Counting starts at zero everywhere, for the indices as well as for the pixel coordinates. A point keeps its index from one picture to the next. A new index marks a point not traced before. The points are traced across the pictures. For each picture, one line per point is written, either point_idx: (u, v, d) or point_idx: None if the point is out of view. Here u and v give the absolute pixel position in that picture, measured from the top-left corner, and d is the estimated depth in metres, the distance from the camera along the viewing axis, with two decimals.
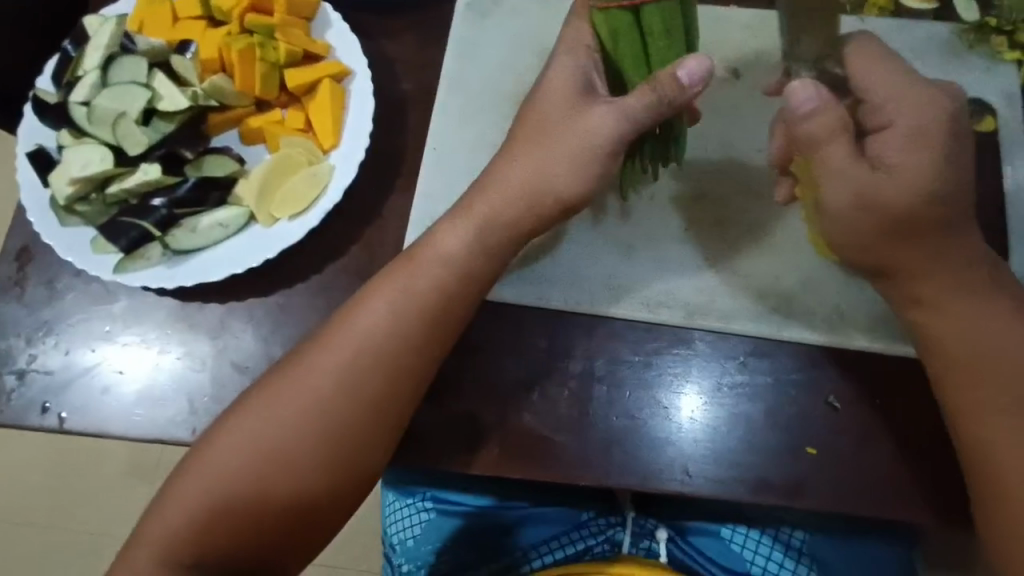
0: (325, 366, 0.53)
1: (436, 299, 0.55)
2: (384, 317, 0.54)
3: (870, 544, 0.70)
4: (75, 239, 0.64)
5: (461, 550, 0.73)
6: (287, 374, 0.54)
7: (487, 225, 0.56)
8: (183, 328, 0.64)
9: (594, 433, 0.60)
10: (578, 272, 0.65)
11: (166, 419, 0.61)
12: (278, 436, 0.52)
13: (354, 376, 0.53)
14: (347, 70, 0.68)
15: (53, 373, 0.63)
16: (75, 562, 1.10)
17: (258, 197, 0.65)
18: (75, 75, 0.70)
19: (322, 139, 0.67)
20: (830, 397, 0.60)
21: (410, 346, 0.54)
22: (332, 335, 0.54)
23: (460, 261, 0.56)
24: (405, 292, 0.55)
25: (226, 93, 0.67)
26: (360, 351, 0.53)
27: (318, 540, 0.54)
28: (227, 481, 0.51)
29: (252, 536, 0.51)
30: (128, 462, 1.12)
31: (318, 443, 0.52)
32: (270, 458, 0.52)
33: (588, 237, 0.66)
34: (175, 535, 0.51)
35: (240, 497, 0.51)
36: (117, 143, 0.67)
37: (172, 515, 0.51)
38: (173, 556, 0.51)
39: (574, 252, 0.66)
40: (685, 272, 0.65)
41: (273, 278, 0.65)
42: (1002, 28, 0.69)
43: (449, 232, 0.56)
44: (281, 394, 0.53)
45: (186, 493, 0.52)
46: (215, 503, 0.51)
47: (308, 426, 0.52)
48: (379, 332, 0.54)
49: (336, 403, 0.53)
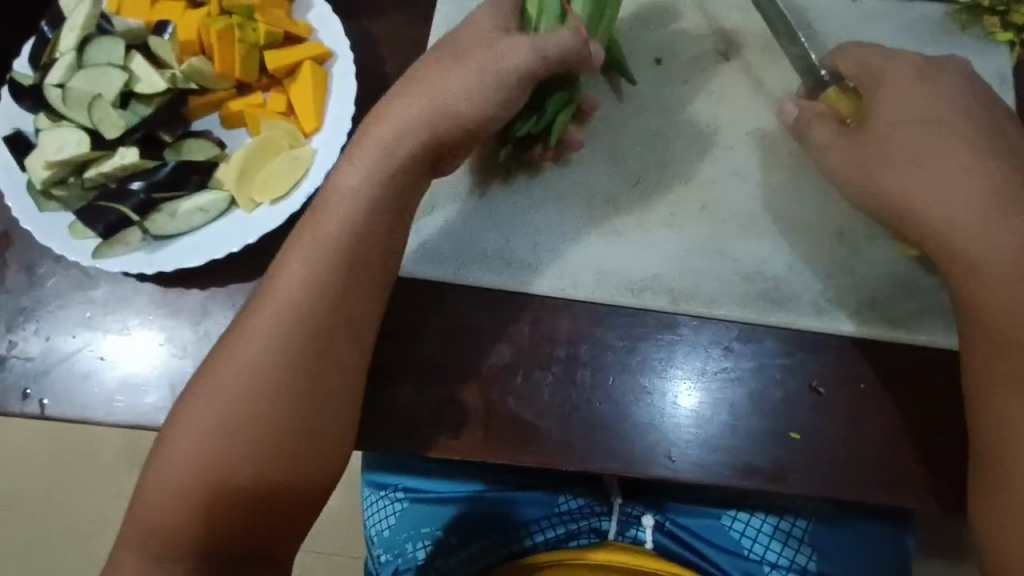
0: (270, 337, 0.51)
1: (377, 244, 0.55)
2: (313, 261, 0.53)
3: (849, 524, 0.72)
4: (52, 224, 0.63)
5: (440, 536, 0.75)
6: (238, 340, 0.52)
7: (387, 151, 0.55)
8: (164, 314, 0.64)
9: (577, 418, 0.59)
10: (489, 243, 0.65)
11: (149, 405, 0.61)
12: (241, 415, 0.50)
13: (313, 342, 0.52)
14: (329, 51, 0.67)
15: (34, 360, 0.63)
16: (71, 550, 1.11)
17: (238, 180, 0.64)
18: (52, 57, 0.68)
19: (304, 122, 0.66)
20: (814, 382, 0.60)
21: (343, 296, 0.53)
22: (267, 294, 0.53)
23: (370, 193, 0.55)
24: (339, 252, 0.53)
25: (204, 74, 0.66)
26: (313, 314, 0.52)
27: (305, 521, 0.53)
28: (201, 464, 0.49)
29: (239, 518, 0.50)
30: (125, 450, 1.12)
31: (278, 413, 0.50)
32: (230, 436, 0.50)
33: (505, 182, 0.66)
34: (151, 526, 0.49)
35: (217, 481, 0.49)
36: (93, 125, 0.65)
37: (148, 504, 0.50)
38: (152, 548, 0.49)
39: (504, 209, 0.66)
40: (656, 247, 0.64)
41: (254, 264, 0.64)
42: (995, 8, 0.68)
43: (349, 167, 0.55)
44: (238, 368, 0.51)
45: (160, 482, 0.50)
46: (190, 490, 0.49)
47: (260, 397, 0.50)
48: (336, 296, 0.53)
49: (296, 371, 0.51)
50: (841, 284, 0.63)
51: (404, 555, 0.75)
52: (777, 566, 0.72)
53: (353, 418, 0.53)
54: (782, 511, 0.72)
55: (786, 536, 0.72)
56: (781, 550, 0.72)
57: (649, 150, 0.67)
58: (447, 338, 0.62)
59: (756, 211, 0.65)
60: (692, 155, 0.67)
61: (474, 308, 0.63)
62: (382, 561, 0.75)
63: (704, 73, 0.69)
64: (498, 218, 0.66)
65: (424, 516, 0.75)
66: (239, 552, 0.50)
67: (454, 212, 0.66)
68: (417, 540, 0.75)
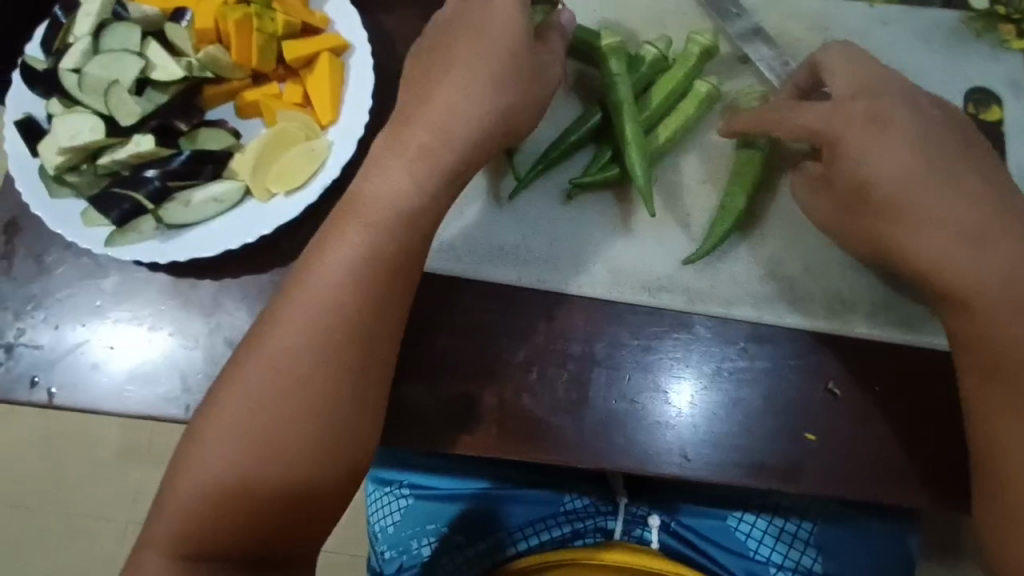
0: (293, 335, 0.51)
1: (406, 247, 0.54)
2: (341, 259, 0.53)
3: (853, 527, 0.72)
4: (63, 211, 0.62)
5: (446, 532, 0.74)
6: (261, 339, 0.52)
7: (416, 149, 0.55)
8: (176, 305, 0.63)
9: (592, 416, 0.59)
10: (509, 240, 0.65)
11: (159, 397, 0.60)
12: (263, 411, 0.50)
13: (335, 338, 0.51)
14: (347, 44, 0.67)
15: (42, 348, 0.62)
16: (63, 544, 1.09)
17: (254, 170, 0.64)
18: (65, 42, 0.68)
19: (320, 114, 0.65)
20: (829, 383, 0.60)
21: (367, 294, 0.52)
22: (296, 294, 0.52)
23: (401, 196, 0.54)
24: (366, 255, 0.53)
25: (221, 64, 0.66)
26: (339, 313, 0.52)
27: (329, 522, 0.52)
28: (227, 467, 0.49)
29: (262, 519, 0.49)
30: (121, 442, 1.11)
31: (300, 410, 0.50)
32: (251, 433, 0.49)
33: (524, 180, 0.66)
34: (174, 527, 0.49)
35: (242, 483, 0.49)
36: (108, 112, 0.65)
37: (172, 506, 0.49)
38: (177, 551, 0.49)
39: (520, 205, 0.66)
40: (673, 247, 0.65)
41: (266, 257, 0.64)
42: (1010, 16, 0.69)
43: (381, 177, 0.55)
44: (261, 366, 0.51)
45: (185, 482, 0.49)
46: (216, 489, 0.49)
47: (283, 394, 0.50)
48: (362, 294, 0.52)
49: (318, 368, 0.51)
50: (856, 285, 0.63)
51: (409, 552, 0.74)
52: (782, 567, 0.72)
53: (376, 417, 0.53)
54: (787, 512, 0.73)
55: (791, 537, 0.72)
56: (786, 551, 0.72)
57: (666, 149, 0.67)
58: (461, 334, 0.62)
59: (767, 215, 0.65)
60: (709, 156, 0.67)
61: (486, 302, 0.63)
62: (386, 559, 0.75)
63: (722, 75, 0.69)
64: (515, 215, 0.66)
65: (430, 512, 0.75)
66: (262, 551, 0.50)
67: (473, 208, 0.66)
68: (422, 537, 0.75)
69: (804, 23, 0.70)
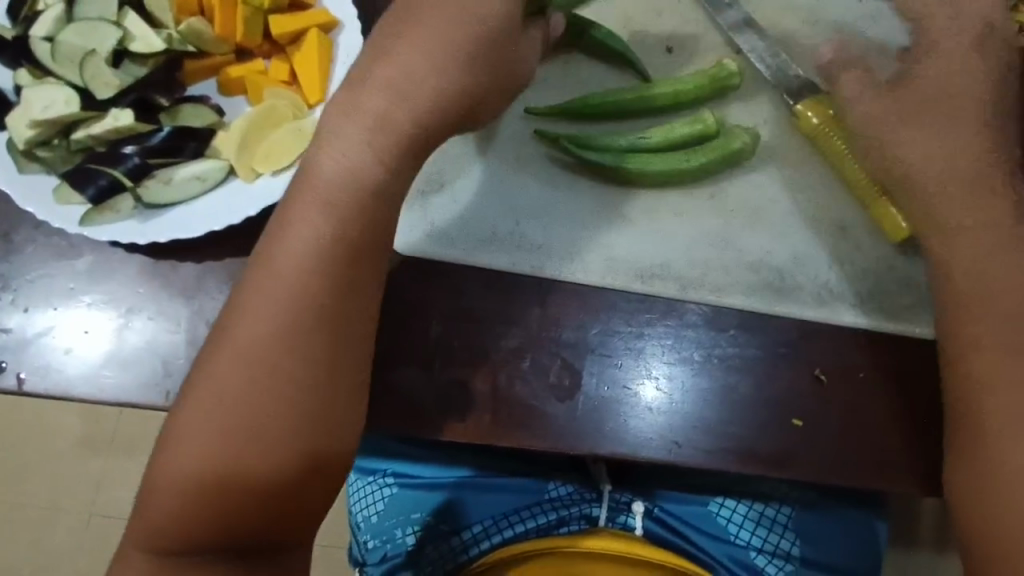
0: (295, 334, 0.49)
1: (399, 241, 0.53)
2: (310, 241, 0.51)
3: (830, 509, 0.74)
4: (33, 188, 0.59)
5: (430, 521, 0.73)
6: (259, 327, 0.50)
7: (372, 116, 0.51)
8: (155, 287, 0.61)
9: (584, 402, 0.59)
10: (452, 175, 0.66)
11: (137, 383, 0.58)
12: (250, 400, 0.48)
13: (311, 316, 0.50)
14: (337, 21, 0.65)
15: (10, 332, 0.59)
16: (21, 538, 1.04)
17: (238, 149, 0.61)
18: (35, 10, 0.65)
19: (308, 93, 0.63)
20: (816, 370, 0.61)
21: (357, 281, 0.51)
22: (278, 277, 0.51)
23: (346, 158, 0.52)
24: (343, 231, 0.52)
25: (204, 37, 0.64)
26: (305, 293, 0.50)
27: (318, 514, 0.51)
28: (212, 455, 0.47)
29: (252, 511, 0.48)
30: (82, 433, 1.07)
31: (287, 399, 0.48)
32: (233, 422, 0.48)
33: (523, 168, 0.66)
34: (157, 521, 0.47)
35: (229, 473, 0.47)
36: (84, 84, 0.62)
37: (154, 499, 0.48)
38: (163, 541, 0.47)
39: (523, 194, 0.66)
40: (671, 238, 0.65)
41: (250, 238, 0.61)
42: None
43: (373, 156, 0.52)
44: (253, 359, 0.49)
45: (167, 476, 0.48)
46: (202, 482, 0.47)
47: (276, 386, 0.48)
48: (346, 278, 0.51)
49: (308, 356, 0.49)
50: (861, 277, 0.64)
51: (394, 541, 0.74)
52: (763, 551, 0.73)
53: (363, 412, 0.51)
54: (767, 498, 0.74)
55: (771, 523, 0.73)
56: (765, 535, 0.73)
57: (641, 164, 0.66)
58: (450, 321, 0.61)
59: (755, 203, 0.66)
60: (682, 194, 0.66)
61: (476, 286, 0.62)
62: (370, 548, 0.74)
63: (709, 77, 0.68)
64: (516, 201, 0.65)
65: (413, 502, 0.74)
66: (251, 543, 0.48)
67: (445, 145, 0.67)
68: (406, 526, 0.74)
69: (796, 15, 0.71)
